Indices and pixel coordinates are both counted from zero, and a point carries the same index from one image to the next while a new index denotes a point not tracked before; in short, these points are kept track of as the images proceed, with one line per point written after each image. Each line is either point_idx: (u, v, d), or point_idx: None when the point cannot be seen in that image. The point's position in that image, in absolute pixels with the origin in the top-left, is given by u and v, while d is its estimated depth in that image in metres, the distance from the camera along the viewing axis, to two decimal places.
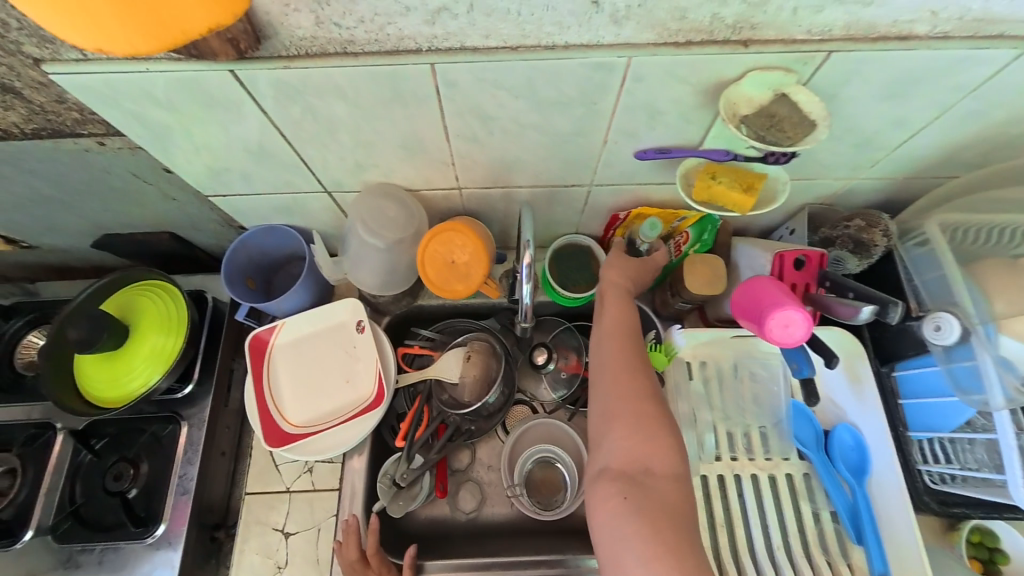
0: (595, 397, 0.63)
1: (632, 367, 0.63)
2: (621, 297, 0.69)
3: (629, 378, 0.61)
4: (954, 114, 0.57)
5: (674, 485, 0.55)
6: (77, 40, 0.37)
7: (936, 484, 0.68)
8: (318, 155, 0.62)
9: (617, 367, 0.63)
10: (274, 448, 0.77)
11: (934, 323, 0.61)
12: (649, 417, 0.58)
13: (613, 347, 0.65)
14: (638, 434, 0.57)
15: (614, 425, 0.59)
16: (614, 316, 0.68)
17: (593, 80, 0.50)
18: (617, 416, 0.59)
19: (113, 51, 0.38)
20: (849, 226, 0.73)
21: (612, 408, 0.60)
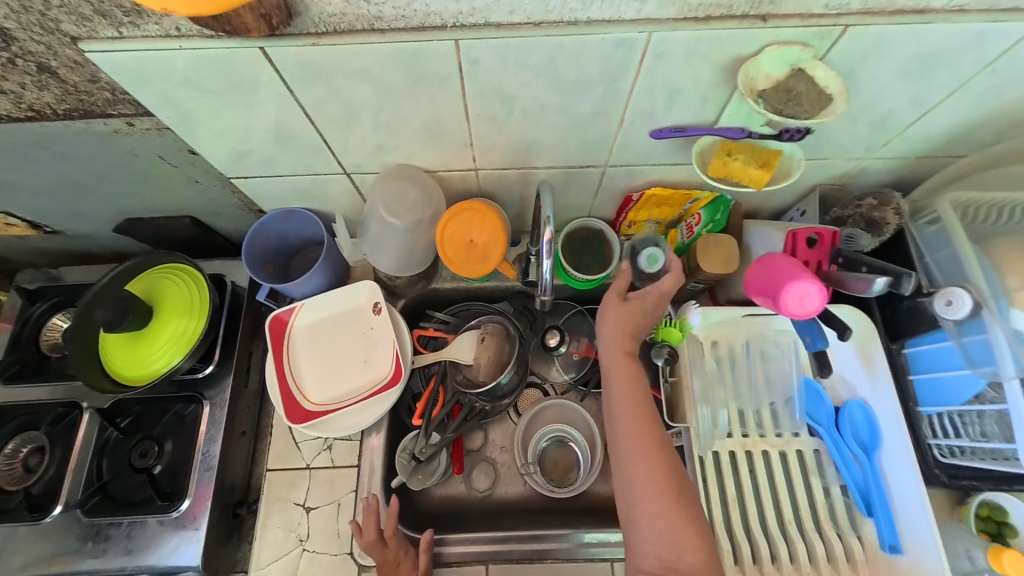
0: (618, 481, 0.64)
1: (650, 443, 0.63)
2: (626, 356, 0.69)
3: (651, 456, 0.62)
4: (968, 91, 0.58)
5: (707, 564, 0.57)
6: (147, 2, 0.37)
7: (945, 458, 0.70)
8: (340, 137, 0.63)
9: (637, 443, 0.64)
10: (295, 425, 0.79)
11: (946, 297, 0.61)
12: (674, 502, 0.60)
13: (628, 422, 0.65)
14: (668, 520, 0.59)
15: (639, 530, 0.61)
16: (623, 382, 0.68)
17: (613, 56, 0.51)
18: (644, 502, 0.61)
19: (177, 11, 0.38)
20: (860, 206, 0.75)
21: (641, 500, 0.61)
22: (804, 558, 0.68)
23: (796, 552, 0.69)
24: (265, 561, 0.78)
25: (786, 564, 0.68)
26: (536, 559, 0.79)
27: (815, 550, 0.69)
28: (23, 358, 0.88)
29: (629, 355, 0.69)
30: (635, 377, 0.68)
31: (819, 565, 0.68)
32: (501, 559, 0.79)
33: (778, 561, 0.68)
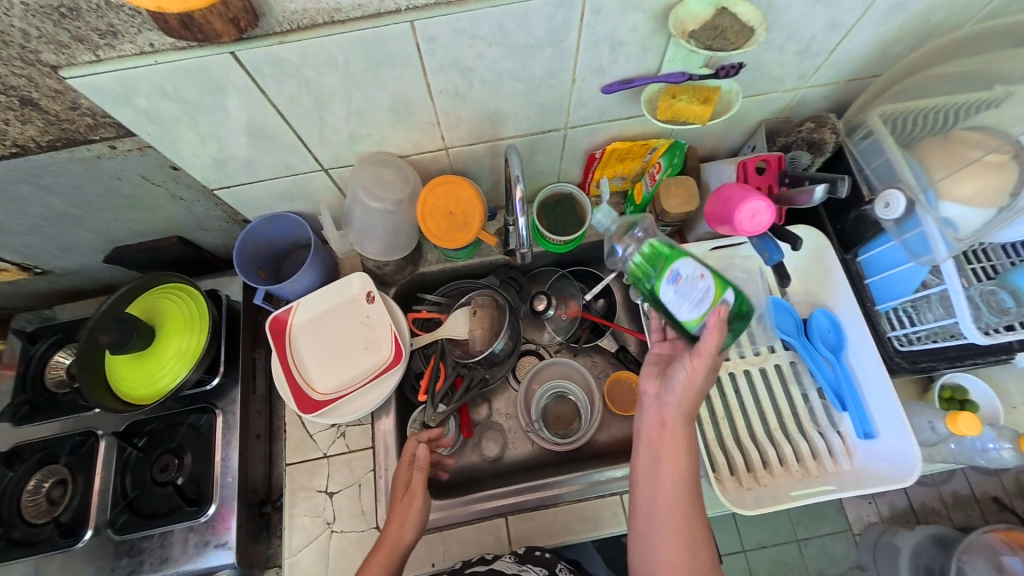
0: (642, 543, 0.62)
1: (691, 530, 0.60)
2: (671, 434, 0.63)
3: (683, 518, 0.60)
4: (877, 11, 0.64)
5: None
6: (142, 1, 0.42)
7: (903, 347, 0.77)
8: (315, 131, 0.67)
9: (674, 502, 0.61)
10: (307, 415, 0.83)
11: (884, 200, 0.68)
12: None
13: (673, 467, 0.62)
14: (688, 566, 0.58)
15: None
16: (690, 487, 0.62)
17: (556, 17, 0.56)
18: (663, 546, 0.60)
19: (171, 8, 0.43)
20: (801, 130, 0.81)
21: (663, 561, 0.60)
22: (790, 457, 0.75)
23: (783, 453, 0.76)
24: (297, 547, 0.82)
25: (775, 466, 0.75)
26: (551, 505, 0.85)
27: (799, 447, 0.76)
28: (32, 397, 0.89)
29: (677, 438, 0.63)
30: (684, 438, 0.63)
31: (804, 460, 0.75)
32: (518, 509, 0.84)
33: (768, 463, 0.75)
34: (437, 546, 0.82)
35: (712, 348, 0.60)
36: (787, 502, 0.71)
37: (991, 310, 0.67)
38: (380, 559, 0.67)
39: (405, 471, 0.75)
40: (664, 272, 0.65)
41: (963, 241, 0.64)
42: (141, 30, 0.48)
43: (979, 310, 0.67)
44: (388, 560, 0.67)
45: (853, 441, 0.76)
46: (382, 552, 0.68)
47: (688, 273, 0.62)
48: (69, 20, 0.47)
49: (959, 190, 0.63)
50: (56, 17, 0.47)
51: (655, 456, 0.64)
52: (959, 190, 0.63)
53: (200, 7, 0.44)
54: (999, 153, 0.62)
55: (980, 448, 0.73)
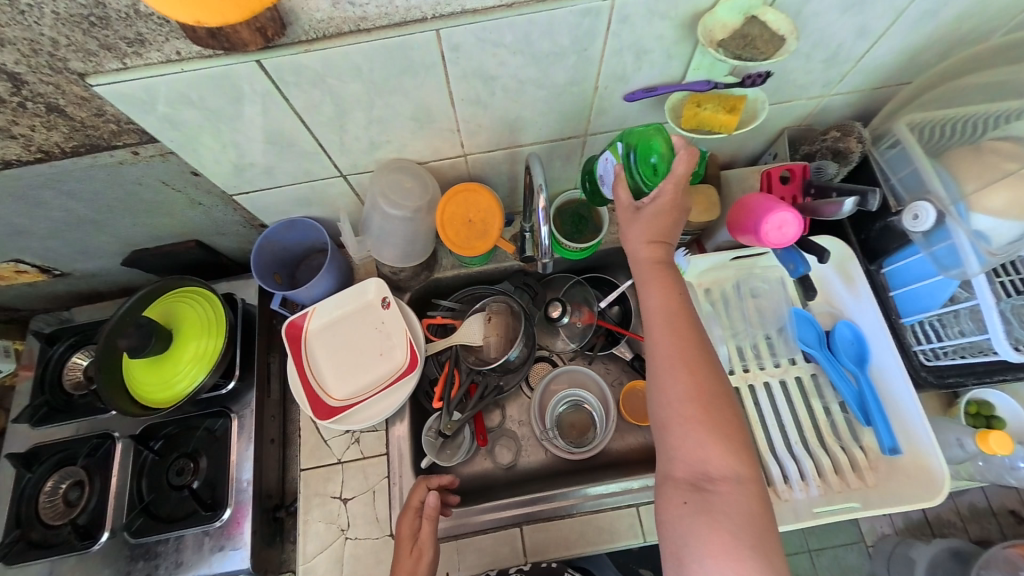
0: (653, 400, 0.63)
1: (690, 359, 0.61)
2: (658, 264, 0.66)
3: (682, 352, 0.62)
4: (907, 18, 0.63)
5: (737, 487, 0.57)
6: (181, 15, 0.41)
7: (930, 361, 0.75)
8: (336, 138, 0.67)
9: (672, 338, 0.62)
10: (323, 421, 0.83)
11: (913, 212, 0.67)
12: (711, 420, 0.59)
13: (660, 293, 0.65)
14: (692, 395, 0.60)
15: (677, 438, 0.60)
16: (660, 286, 0.65)
17: (582, 25, 0.55)
18: (668, 380, 0.61)
19: (209, 22, 0.42)
20: (826, 139, 0.82)
21: (671, 395, 0.61)
22: (811, 472, 0.74)
23: (805, 468, 0.74)
24: (312, 553, 0.81)
25: (797, 482, 0.73)
26: (565, 515, 0.83)
27: (821, 461, 0.75)
28: (50, 399, 0.90)
29: (660, 264, 0.66)
30: (666, 273, 0.66)
31: (826, 475, 0.74)
32: (533, 520, 0.83)
33: (790, 479, 0.73)
34: (452, 554, 0.81)
35: (628, 196, 0.67)
36: (809, 520, 0.69)
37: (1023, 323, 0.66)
38: None
39: (405, 521, 0.75)
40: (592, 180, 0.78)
41: (996, 255, 0.63)
42: (169, 38, 0.48)
43: (1012, 324, 0.66)
44: None
45: (877, 454, 0.74)
46: None
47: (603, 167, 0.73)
48: (98, 28, 0.47)
49: (991, 202, 0.62)
50: (85, 25, 0.47)
51: (644, 278, 0.66)
52: (991, 203, 0.62)
53: (240, 20, 0.42)
54: None
55: (1009, 466, 0.71)
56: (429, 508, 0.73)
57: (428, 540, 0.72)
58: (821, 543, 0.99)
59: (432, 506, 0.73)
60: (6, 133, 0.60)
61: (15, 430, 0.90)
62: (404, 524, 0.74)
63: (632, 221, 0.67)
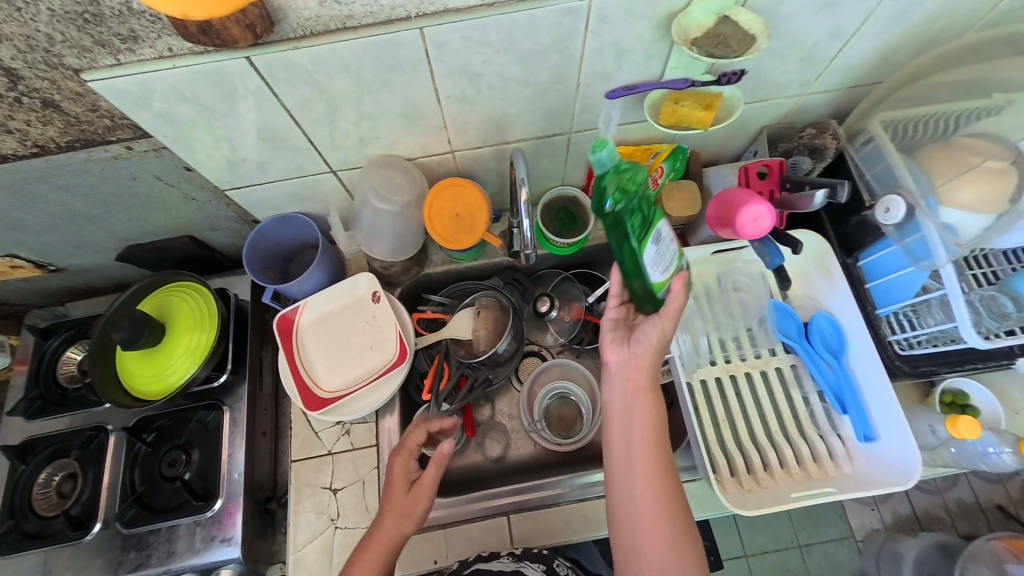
0: (623, 517, 0.61)
1: (668, 484, 0.61)
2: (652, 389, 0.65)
3: (662, 474, 0.61)
4: (878, 19, 0.66)
5: None
6: (169, 8, 0.42)
7: (904, 351, 0.77)
8: (326, 135, 0.68)
9: (653, 462, 0.61)
10: (314, 412, 0.84)
11: (885, 205, 0.68)
12: (682, 546, 0.58)
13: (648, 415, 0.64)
14: (668, 523, 0.59)
15: (645, 558, 0.58)
16: (651, 409, 0.64)
17: (562, 25, 0.57)
18: (643, 501, 0.60)
19: (196, 16, 0.43)
20: (802, 136, 0.83)
21: (646, 518, 0.59)
22: (790, 459, 0.76)
23: (784, 456, 0.76)
24: (302, 543, 0.83)
25: (777, 469, 0.75)
26: (553, 504, 0.85)
27: (800, 450, 0.77)
28: (45, 392, 0.91)
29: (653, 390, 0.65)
30: (657, 398, 0.65)
31: (805, 463, 0.76)
32: (519, 509, 0.85)
33: (770, 466, 0.76)
34: (440, 543, 0.83)
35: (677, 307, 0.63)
36: (787, 504, 0.71)
37: (992, 314, 0.69)
38: (378, 548, 0.70)
39: (398, 459, 0.76)
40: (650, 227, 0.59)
41: (963, 246, 0.65)
42: (161, 34, 0.49)
43: (979, 314, 0.69)
44: (384, 555, 0.70)
45: (854, 444, 0.76)
46: (377, 544, 0.70)
47: (665, 234, 0.60)
48: (92, 25, 0.49)
49: (960, 197, 0.64)
50: (80, 22, 0.48)
51: (630, 396, 0.64)
52: (959, 197, 0.64)
53: (222, 13, 0.43)
54: (1000, 160, 0.63)
55: (980, 452, 0.73)
56: (440, 453, 0.73)
57: (433, 479, 0.73)
58: (813, 539, 1.06)
59: (441, 453, 0.73)
60: (4, 128, 0.62)
61: (10, 423, 0.91)
62: (398, 464, 0.75)
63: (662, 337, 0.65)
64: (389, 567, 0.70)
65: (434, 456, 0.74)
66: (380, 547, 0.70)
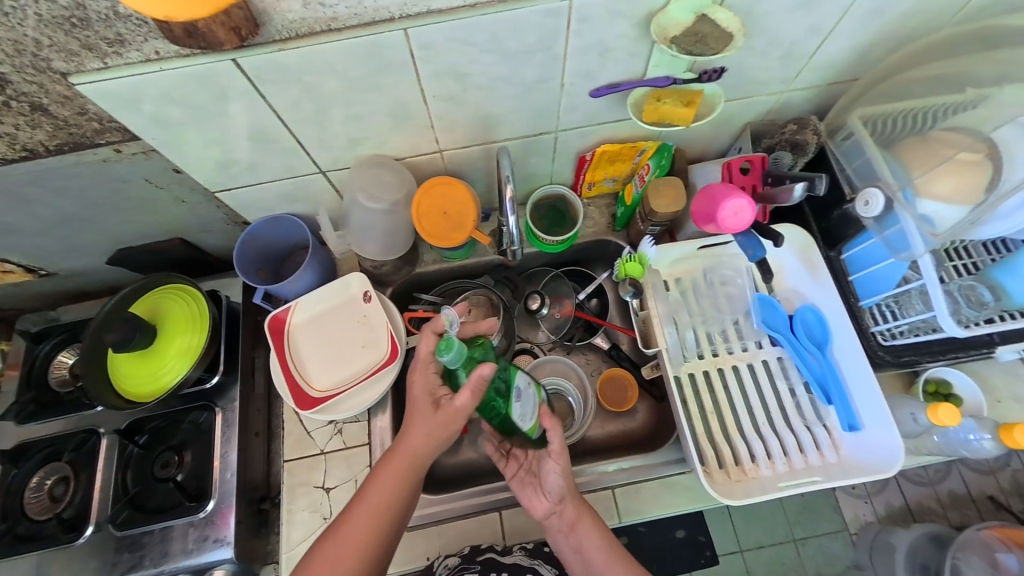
0: None
1: (636, 569, 0.72)
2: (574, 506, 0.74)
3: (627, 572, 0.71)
4: (854, 17, 0.67)
5: None
6: (150, 11, 0.43)
7: (887, 341, 0.79)
8: (314, 135, 0.69)
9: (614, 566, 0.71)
10: (305, 412, 0.85)
11: (864, 199, 0.70)
12: None
13: (588, 532, 0.73)
14: None
15: None
16: (587, 528, 0.73)
17: (544, 25, 0.58)
18: None
19: (179, 17, 0.44)
20: (785, 131, 0.84)
21: None
22: (777, 450, 0.77)
23: (770, 447, 0.78)
24: (296, 541, 0.83)
25: (763, 459, 0.77)
26: None
27: (786, 440, 0.78)
28: (38, 396, 0.92)
29: (576, 508, 0.74)
30: (583, 508, 0.74)
31: (791, 454, 0.77)
32: (512, 504, 0.86)
33: (757, 457, 0.77)
34: (433, 540, 0.84)
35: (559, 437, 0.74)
36: (773, 494, 0.73)
37: (970, 304, 0.71)
38: (399, 464, 0.69)
39: (417, 371, 0.72)
40: (510, 387, 0.67)
41: (940, 236, 0.66)
42: (147, 38, 0.50)
43: (959, 304, 0.71)
44: (407, 467, 0.69)
45: (839, 433, 0.77)
46: (400, 459, 0.69)
47: (522, 386, 0.70)
48: (79, 29, 0.49)
49: (935, 188, 0.65)
50: (67, 26, 0.49)
51: (573, 534, 0.73)
52: (935, 188, 0.65)
53: (204, 16, 0.44)
54: (974, 152, 0.64)
55: (963, 439, 0.75)
56: (478, 378, 0.64)
57: (467, 404, 0.66)
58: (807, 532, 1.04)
59: (479, 377, 0.64)
60: None
61: None
62: (418, 380, 0.71)
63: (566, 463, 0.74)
64: (413, 480, 0.70)
65: (471, 380, 0.64)
66: (402, 461, 0.69)
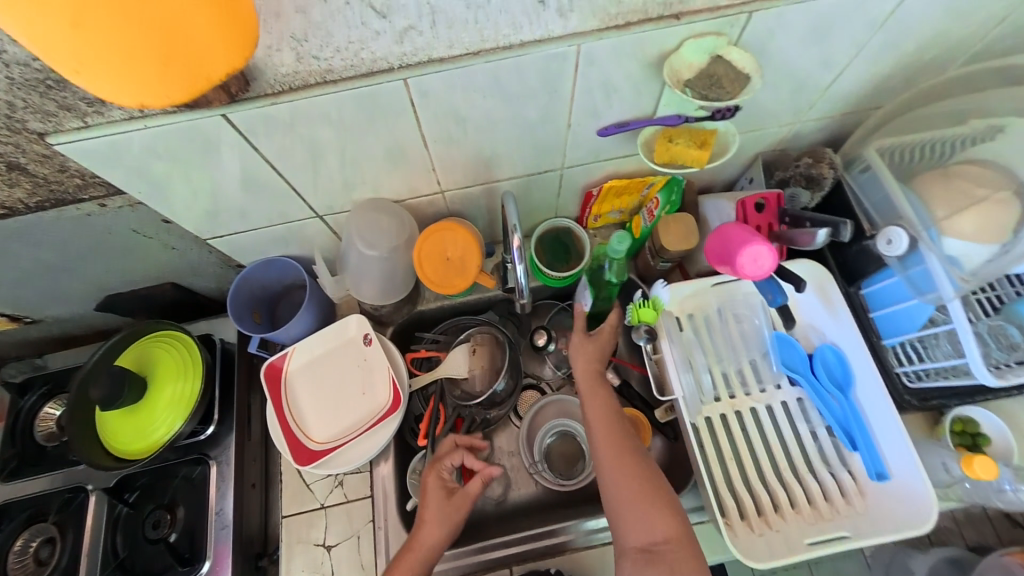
0: (602, 487, 0.71)
1: (626, 446, 0.72)
2: (595, 381, 0.79)
3: (618, 445, 0.72)
4: (870, 50, 0.64)
5: (680, 546, 0.64)
6: (123, 99, 0.38)
7: (913, 383, 0.76)
8: (310, 182, 0.66)
9: (608, 435, 0.73)
10: (303, 466, 0.80)
11: (886, 237, 0.68)
12: (650, 497, 0.67)
13: (596, 405, 0.77)
14: (643, 484, 0.68)
15: (623, 519, 0.67)
16: (596, 403, 0.77)
17: (550, 69, 0.55)
18: (615, 469, 0.70)
19: (151, 105, 0.39)
20: (799, 165, 0.82)
21: (617, 480, 0.69)
22: (800, 498, 0.73)
23: (794, 495, 0.74)
24: None
25: (787, 509, 0.73)
26: (557, 552, 0.82)
27: (809, 487, 0.74)
28: (21, 451, 0.88)
29: (595, 383, 0.79)
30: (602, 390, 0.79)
31: (816, 501, 0.73)
32: (522, 558, 0.82)
33: (780, 506, 0.73)
34: None
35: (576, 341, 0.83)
36: (801, 552, 0.69)
37: (1000, 346, 0.68)
38: (409, 559, 0.70)
39: (432, 475, 0.78)
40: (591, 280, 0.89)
41: (968, 281, 0.63)
42: None
43: (988, 346, 0.68)
44: (420, 562, 0.70)
45: (865, 481, 0.74)
46: (409, 555, 0.71)
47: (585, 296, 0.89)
48: (56, 91, 0.46)
49: (961, 226, 0.62)
50: (42, 89, 0.46)
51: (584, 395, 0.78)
52: (961, 227, 0.62)
53: (186, 100, 0.39)
54: (1003, 190, 0.61)
55: (997, 488, 0.71)
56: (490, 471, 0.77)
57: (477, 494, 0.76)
58: None
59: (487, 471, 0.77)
60: None
61: None
62: (431, 478, 0.77)
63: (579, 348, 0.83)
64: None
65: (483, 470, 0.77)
66: (413, 556, 0.70)
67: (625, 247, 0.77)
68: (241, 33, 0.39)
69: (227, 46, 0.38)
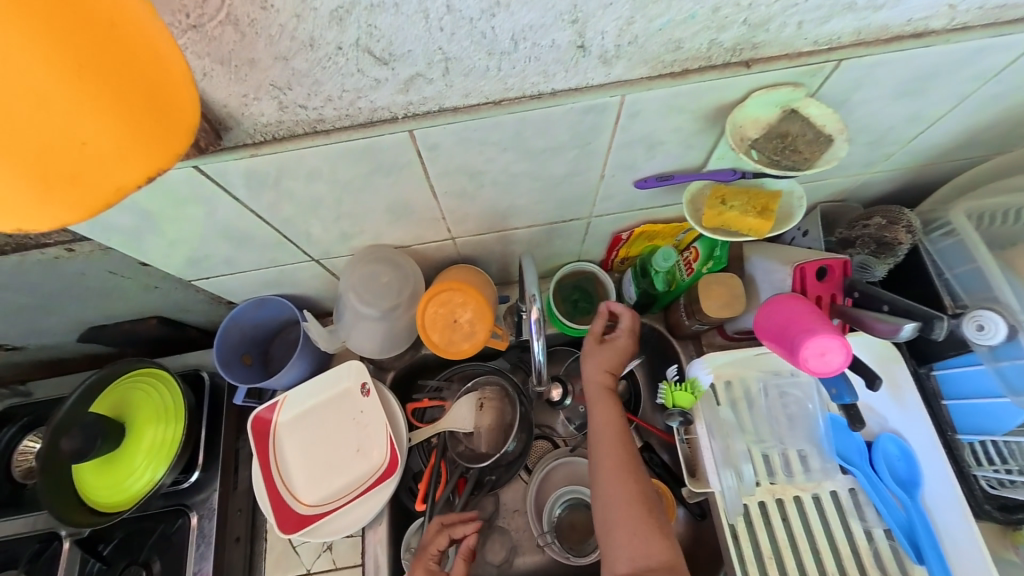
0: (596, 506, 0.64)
1: (626, 466, 0.65)
2: (607, 388, 0.71)
3: (620, 459, 0.65)
4: (970, 104, 0.54)
5: (673, 574, 0.58)
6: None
7: (993, 488, 0.65)
8: (302, 231, 0.58)
9: (610, 450, 0.66)
10: (291, 535, 0.73)
11: (976, 321, 0.57)
12: (645, 523, 0.61)
13: (603, 414, 0.69)
14: (638, 507, 0.62)
15: (616, 539, 0.61)
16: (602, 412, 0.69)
17: (585, 122, 0.46)
18: (612, 487, 0.63)
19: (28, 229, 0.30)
20: (867, 226, 0.69)
21: (614, 497, 0.63)
22: None
23: None
24: None
25: None
26: None
27: None
28: None
29: (607, 389, 0.71)
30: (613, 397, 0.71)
31: None
32: None
33: None
34: None
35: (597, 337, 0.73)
36: None
37: None
38: None
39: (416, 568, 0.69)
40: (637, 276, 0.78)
41: None
42: None
43: None
44: None
45: None
46: None
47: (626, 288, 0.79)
48: None
49: None
50: None
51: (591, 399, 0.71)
52: None
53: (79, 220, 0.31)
54: None
55: None
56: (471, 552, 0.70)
57: None
58: None
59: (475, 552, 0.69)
60: None
61: None
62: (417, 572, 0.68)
63: (595, 350, 0.73)
64: None
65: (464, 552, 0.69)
66: None
67: (669, 264, 0.70)
68: (156, 135, 0.32)
69: (137, 153, 0.31)
